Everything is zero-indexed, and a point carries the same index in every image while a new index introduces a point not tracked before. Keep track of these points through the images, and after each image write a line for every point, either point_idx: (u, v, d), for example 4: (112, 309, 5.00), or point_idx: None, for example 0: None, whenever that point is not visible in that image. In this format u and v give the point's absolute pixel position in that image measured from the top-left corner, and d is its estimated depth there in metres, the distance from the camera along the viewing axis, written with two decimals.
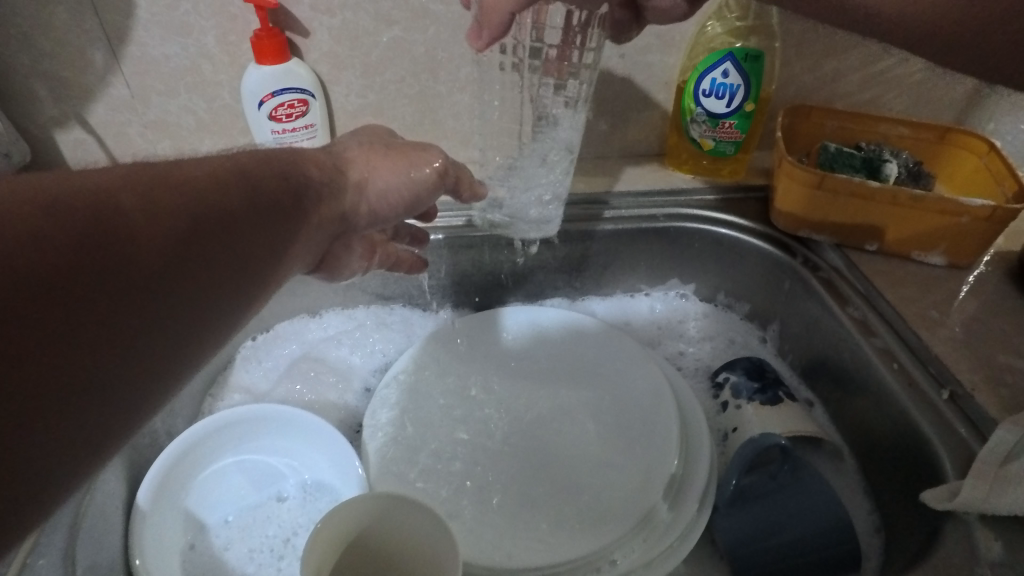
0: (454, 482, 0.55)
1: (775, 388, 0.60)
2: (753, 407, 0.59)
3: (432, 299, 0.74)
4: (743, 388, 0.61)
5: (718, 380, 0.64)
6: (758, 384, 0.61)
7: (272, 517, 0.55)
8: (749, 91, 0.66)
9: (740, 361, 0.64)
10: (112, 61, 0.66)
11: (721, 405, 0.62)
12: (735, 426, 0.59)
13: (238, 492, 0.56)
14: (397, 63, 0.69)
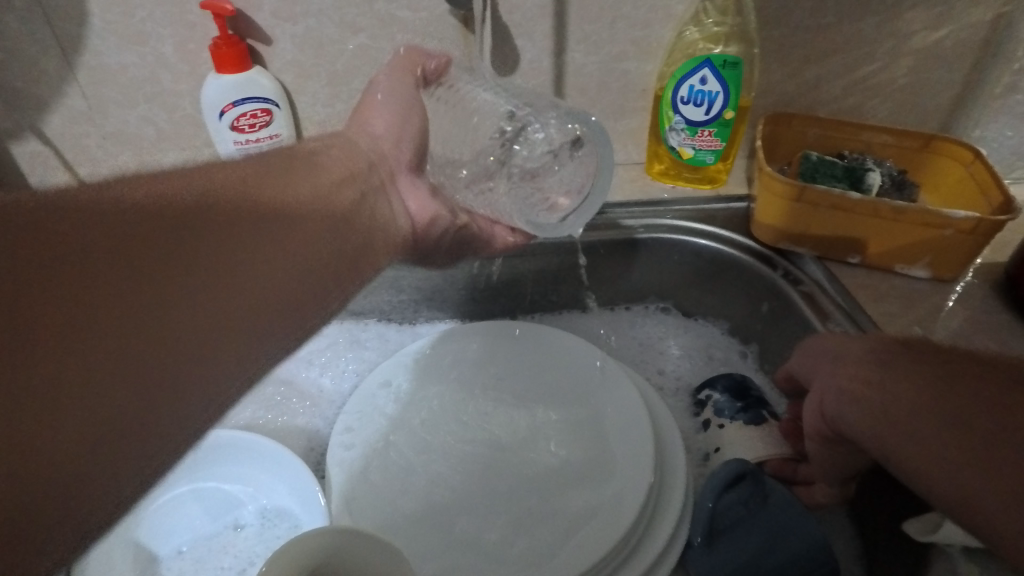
0: (418, 510, 0.52)
1: (756, 407, 0.58)
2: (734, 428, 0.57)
3: (406, 314, 0.72)
4: (725, 408, 0.59)
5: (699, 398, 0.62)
6: (741, 403, 0.59)
7: (228, 547, 0.53)
8: (729, 98, 0.64)
9: (722, 377, 0.62)
10: (67, 70, 0.63)
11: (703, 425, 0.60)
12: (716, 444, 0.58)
13: (193, 522, 0.54)
14: (365, 71, 0.66)
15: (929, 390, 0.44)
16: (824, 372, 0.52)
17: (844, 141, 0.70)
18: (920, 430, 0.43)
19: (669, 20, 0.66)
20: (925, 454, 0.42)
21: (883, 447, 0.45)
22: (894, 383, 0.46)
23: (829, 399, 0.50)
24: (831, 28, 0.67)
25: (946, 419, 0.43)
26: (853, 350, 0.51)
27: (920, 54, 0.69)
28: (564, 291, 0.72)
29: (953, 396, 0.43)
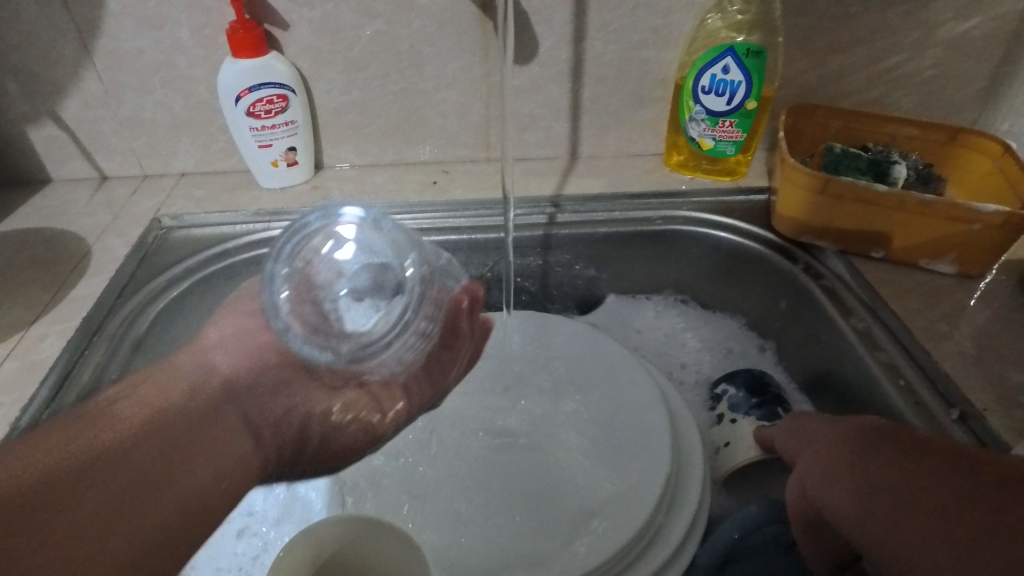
0: (432, 500, 0.52)
1: (772, 404, 0.57)
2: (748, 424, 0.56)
3: None
4: (740, 403, 0.58)
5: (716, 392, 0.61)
6: (758, 398, 0.58)
7: (244, 532, 0.54)
8: (752, 88, 0.63)
9: (741, 372, 0.61)
10: (83, 54, 0.63)
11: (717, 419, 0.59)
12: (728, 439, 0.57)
13: None
14: (381, 58, 0.66)
15: (861, 464, 0.37)
16: (797, 450, 0.45)
17: (868, 133, 0.68)
18: (890, 537, 0.32)
19: (692, 6, 0.64)
20: (903, 547, 0.32)
21: (889, 565, 0.32)
22: (835, 460, 0.39)
23: (809, 480, 0.41)
24: (858, 17, 0.65)
25: (931, 526, 0.31)
26: (816, 436, 0.44)
27: (948, 44, 0.67)
28: (579, 281, 0.71)
29: (938, 490, 0.32)
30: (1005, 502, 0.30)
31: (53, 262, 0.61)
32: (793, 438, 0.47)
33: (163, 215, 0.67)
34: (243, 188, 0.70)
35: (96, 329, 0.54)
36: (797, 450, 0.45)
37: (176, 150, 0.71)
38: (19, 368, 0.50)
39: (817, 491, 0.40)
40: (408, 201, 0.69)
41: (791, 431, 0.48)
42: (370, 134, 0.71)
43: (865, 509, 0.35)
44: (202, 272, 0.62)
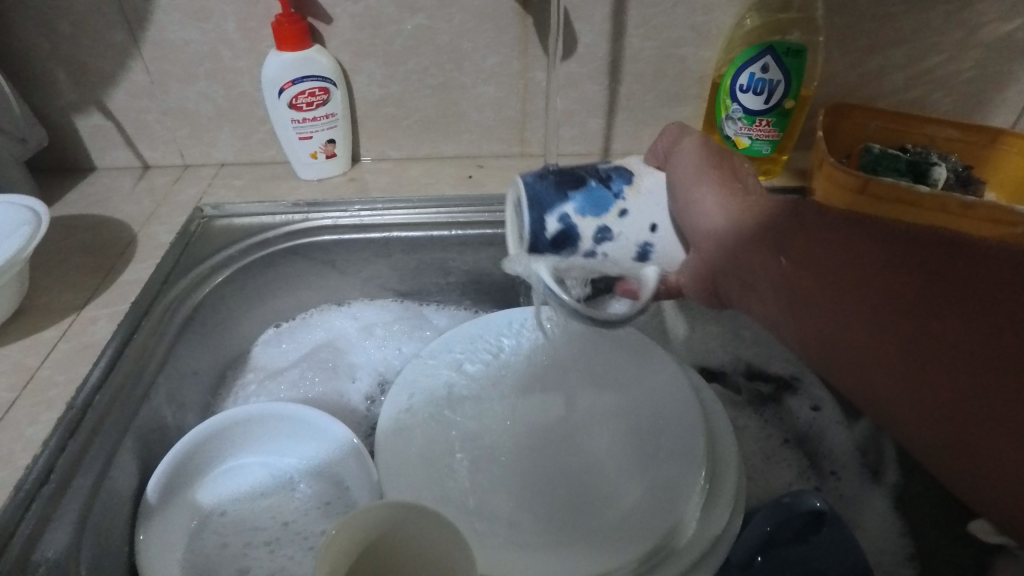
0: (469, 486, 0.52)
1: (590, 183, 0.50)
2: (625, 196, 0.50)
3: (451, 296, 0.72)
4: (591, 198, 0.49)
5: (557, 222, 0.49)
6: (586, 184, 0.50)
7: (276, 506, 0.54)
8: (789, 87, 0.63)
9: (536, 199, 0.50)
10: (131, 45, 0.64)
11: (598, 212, 0.49)
12: (625, 210, 0.50)
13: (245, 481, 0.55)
14: (421, 52, 0.66)
15: (798, 259, 0.42)
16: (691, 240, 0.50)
17: (905, 134, 0.68)
18: (814, 317, 0.39)
19: (732, 4, 0.64)
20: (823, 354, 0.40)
21: (839, 357, 0.38)
22: (753, 242, 0.45)
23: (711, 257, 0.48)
24: (900, 18, 0.65)
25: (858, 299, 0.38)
26: (714, 224, 0.47)
27: (990, 46, 0.67)
28: None
29: (908, 304, 0.36)
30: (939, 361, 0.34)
31: (101, 248, 0.62)
32: (695, 227, 0.48)
33: (204, 205, 0.68)
34: (281, 179, 0.72)
35: (144, 312, 0.55)
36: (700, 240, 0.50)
37: (217, 140, 0.72)
38: (72, 348, 0.52)
39: (752, 298, 0.45)
40: (444, 194, 0.69)
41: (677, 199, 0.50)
42: (407, 128, 0.72)
43: (785, 299, 0.42)
44: (243, 259, 0.63)
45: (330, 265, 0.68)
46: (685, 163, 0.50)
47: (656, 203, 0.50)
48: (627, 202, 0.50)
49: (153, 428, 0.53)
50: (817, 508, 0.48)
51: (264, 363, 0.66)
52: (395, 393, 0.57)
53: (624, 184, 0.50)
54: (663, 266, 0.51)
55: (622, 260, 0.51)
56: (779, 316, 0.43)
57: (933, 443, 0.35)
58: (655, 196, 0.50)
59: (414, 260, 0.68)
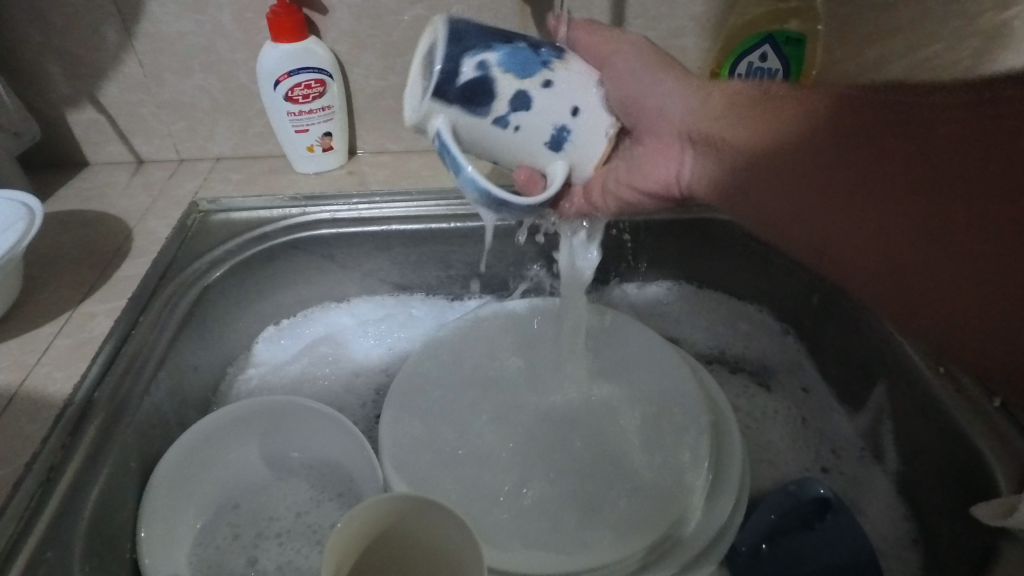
0: (473, 479, 0.52)
1: (510, 45, 0.41)
2: (554, 66, 0.42)
3: (452, 290, 0.72)
4: (518, 60, 0.41)
5: (478, 73, 0.40)
6: (508, 45, 0.41)
7: (283, 500, 0.54)
8: (789, 77, 0.63)
9: (456, 40, 0.41)
10: (125, 37, 0.63)
11: (521, 73, 0.41)
12: (551, 83, 0.42)
13: (250, 475, 0.54)
14: (419, 44, 0.66)
15: (774, 143, 0.44)
16: (658, 134, 0.52)
17: None
18: (794, 195, 0.42)
19: None
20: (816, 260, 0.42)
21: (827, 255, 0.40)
22: (722, 119, 0.48)
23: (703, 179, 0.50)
24: (898, 6, 0.65)
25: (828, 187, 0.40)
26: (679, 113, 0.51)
27: (988, 34, 0.67)
28: (611, 268, 0.71)
29: (866, 187, 0.38)
30: (922, 236, 0.36)
31: (97, 244, 0.61)
32: (656, 118, 0.51)
33: (201, 199, 0.67)
34: (279, 173, 0.71)
35: (142, 307, 0.55)
36: (661, 134, 0.52)
37: (213, 134, 0.71)
38: (72, 345, 0.51)
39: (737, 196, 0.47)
40: (443, 186, 0.69)
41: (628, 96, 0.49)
42: (406, 120, 0.72)
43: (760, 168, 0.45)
44: (243, 254, 0.62)
45: (330, 259, 0.67)
46: (629, 66, 0.50)
47: (579, 88, 0.43)
48: (552, 74, 0.42)
49: (155, 423, 0.52)
50: (821, 494, 0.48)
51: (267, 361, 0.65)
52: (398, 389, 0.57)
53: (554, 60, 0.43)
54: (571, 163, 0.45)
55: (531, 133, 0.43)
56: (746, 183, 0.46)
57: (933, 331, 0.37)
58: (578, 81, 0.43)
59: (414, 253, 0.68)
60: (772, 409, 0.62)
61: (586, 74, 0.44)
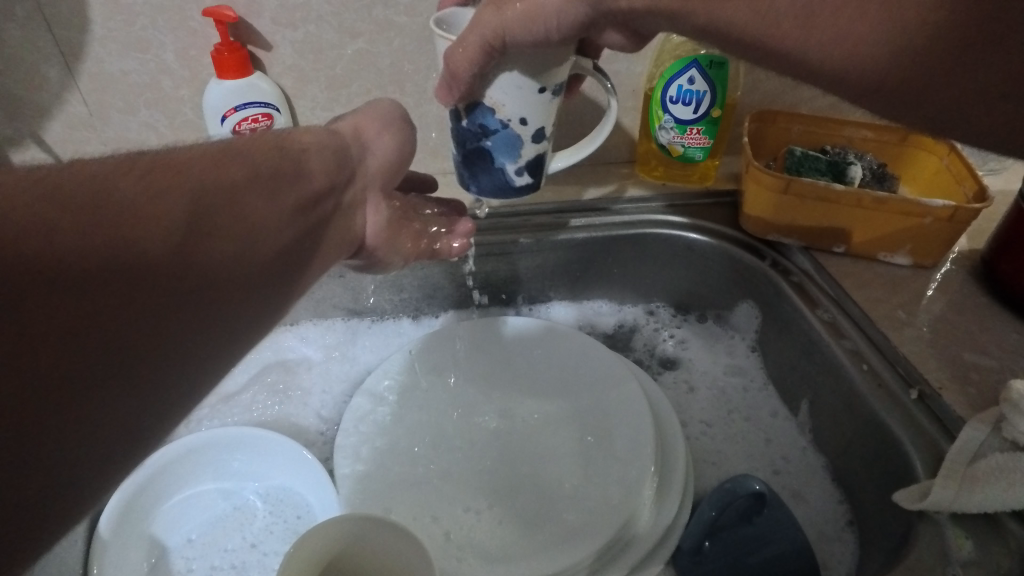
0: (428, 497, 0.54)
1: (484, 143, 0.47)
2: (500, 115, 0.45)
3: (405, 313, 0.73)
4: (502, 141, 0.47)
5: (522, 173, 0.49)
6: (486, 144, 0.47)
7: (239, 527, 0.54)
8: (716, 97, 0.66)
9: (497, 183, 0.49)
10: (68, 77, 0.64)
11: (516, 143, 0.47)
12: (520, 117, 0.45)
13: (205, 503, 0.55)
14: (363, 75, 0.68)
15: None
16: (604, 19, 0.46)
17: (825, 135, 0.72)
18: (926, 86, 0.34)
19: None
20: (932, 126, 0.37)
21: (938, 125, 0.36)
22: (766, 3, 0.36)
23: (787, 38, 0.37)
24: None
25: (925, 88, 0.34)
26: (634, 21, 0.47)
27: None
28: (559, 284, 0.74)
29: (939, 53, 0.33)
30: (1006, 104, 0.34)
31: None
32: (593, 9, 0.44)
33: None
34: None
35: None
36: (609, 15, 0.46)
37: None
38: None
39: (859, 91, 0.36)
40: None
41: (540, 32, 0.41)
42: None
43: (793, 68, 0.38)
44: None
45: None
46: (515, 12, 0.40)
47: (518, 94, 0.44)
48: (511, 116, 0.45)
49: None
50: (756, 490, 0.51)
51: (216, 393, 0.66)
52: (349, 418, 0.58)
53: (494, 114, 0.45)
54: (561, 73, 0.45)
55: (551, 122, 0.47)
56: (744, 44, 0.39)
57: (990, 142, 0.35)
58: (512, 90, 0.44)
59: (365, 278, 0.69)
60: (718, 414, 0.65)
61: (506, 82, 0.43)
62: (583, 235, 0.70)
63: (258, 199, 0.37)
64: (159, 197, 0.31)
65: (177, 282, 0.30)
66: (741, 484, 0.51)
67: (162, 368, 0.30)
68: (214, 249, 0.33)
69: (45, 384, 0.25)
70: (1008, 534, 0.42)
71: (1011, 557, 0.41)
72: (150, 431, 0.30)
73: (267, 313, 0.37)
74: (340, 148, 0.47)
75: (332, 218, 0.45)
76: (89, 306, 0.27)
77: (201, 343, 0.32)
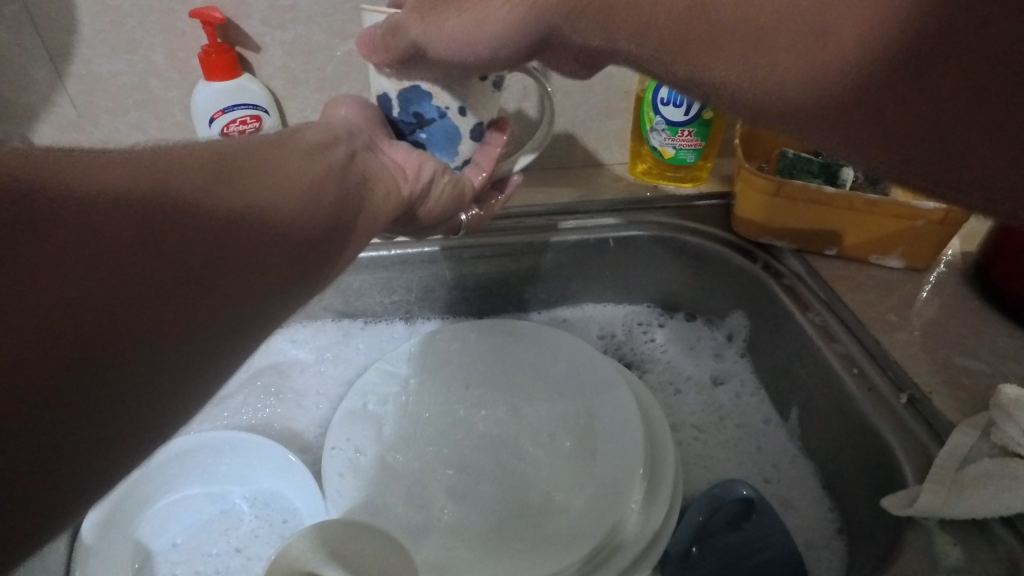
0: (417, 501, 0.53)
1: (421, 134, 0.47)
2: (437, 102, 0.45)
3: (396, 316, 0.73)
4: (439, 131, 0.47)
5: (462, 167, 0.50)
6: (421, 134, 0.47)
7: (226, 531, 0.54)
8: (707, 99, 0.66)
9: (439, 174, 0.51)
10: (57, 79, 0.64)
11: (454, 138, 0.47)
12: (458, 107, 0.45)
13: (192, 507, 0.54)
14: (353, 77, 0.68)
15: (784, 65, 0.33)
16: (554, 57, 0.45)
17: (818, 138, 0.71)
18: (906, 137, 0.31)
19: None
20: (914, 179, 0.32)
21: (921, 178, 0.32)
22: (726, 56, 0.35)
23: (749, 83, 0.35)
24: None
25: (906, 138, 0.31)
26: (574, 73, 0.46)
27: None
28: (551, 286, 0.73)
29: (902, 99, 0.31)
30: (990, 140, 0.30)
31: None
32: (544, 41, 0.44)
33: None
34: None
35: None
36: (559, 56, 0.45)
37: None
38: None
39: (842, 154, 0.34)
40: None
41: (480, 41, 0.41)
42: None
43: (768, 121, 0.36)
44: None
45: None
46: (454, 26, 0.41)
47: (454, 80, 0.43)
48: (449, 104, 0.45)
49: None
50: (744, 496, 0.51)
51: (205, 396, 0.66)
52: (339, 421, 0.57)
53: (431, 102, 0.45)
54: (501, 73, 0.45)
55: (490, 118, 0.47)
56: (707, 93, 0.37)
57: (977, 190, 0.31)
58: (450, 77, 0.43)
59: (355, 281, 0.69)
60: (709, 418, 0.65)
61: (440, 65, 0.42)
62: (574, 236, 0.69)
63: (276, 161, 0.39)
64: (172, 155, 0.33)
65: (213, 218, 0.31)
66: (731, 489, 0.51)
67: (224, 274, 0.30)
68: (241, 184, 0.34)
69: (111, 289, 0.26)
70: (997, 541, 0.42)
71: (1000, 563, 0.41)
72: (234, 347, 0.31)
73: (319, 237, 0.38)
74: (327, 125, 0.48)
75: (373, 182, 0.46)
76: (132, 223, 0.28)
77: (256, 256, 0.32)
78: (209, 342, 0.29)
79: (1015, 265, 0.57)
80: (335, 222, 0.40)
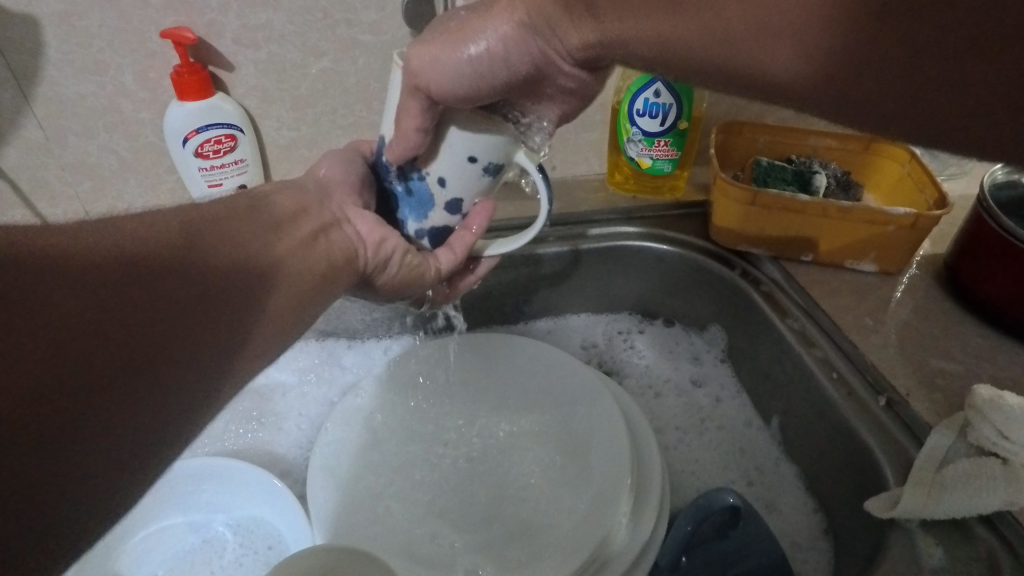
0: (405, 518, 0.53)
1: (397, 190, 0.46)
2: (423, 168, 0.43)
3: (378, 333, 0.72)
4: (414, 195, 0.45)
5: (422, 236, 0.48)
6: (397, 191, 0.46)
7: (209, 561, 0.53)
8: (682, 110, 0.67)
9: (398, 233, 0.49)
10: (21, 99, 0.62)
11: (428, 204, 0.46)
12: (440, 178, 0.43)
13: (173, 536, 0.53)
14: (328, 94, 0.67)
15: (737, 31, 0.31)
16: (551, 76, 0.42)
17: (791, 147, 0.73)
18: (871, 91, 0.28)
19: None
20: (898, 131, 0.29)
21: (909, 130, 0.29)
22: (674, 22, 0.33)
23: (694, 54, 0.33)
24: None
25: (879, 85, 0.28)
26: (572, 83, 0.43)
27: None
28: (532, 298, 0.74)
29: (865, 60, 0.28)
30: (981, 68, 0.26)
31: None
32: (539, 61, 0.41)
33: None
34: None
35: None
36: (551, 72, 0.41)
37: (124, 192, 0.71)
38: None
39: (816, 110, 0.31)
40: None
41: (485, 73, 0.39)
42: None
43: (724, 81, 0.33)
44: None
45: None
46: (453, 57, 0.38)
47: (446, 154, 0.42)
48: (432, 172, 0.43)
49: None
50: (731, 504, 0.51)
51: None
52: (323, 442, 0.57)
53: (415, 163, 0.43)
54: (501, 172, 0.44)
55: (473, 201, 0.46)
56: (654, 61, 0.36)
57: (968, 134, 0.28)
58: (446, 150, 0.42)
59: (336, 299, 0.68)
60: (693, 424, 0.65)
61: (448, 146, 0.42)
62: (552, 248, 0.70)
63: (237, 232, 0.40)
64: (143, 225, 0.35)
65: (165, 302, 0.32)
66: (718, 498, 0.51)
67: (187, 346, 0.33)
68: (197, 264, 0.35)
69: (61, 385, 0.27)
70: (977, 538, 0.43)
71: (982, 562, 0.42)
72: (170, 445, 0.31)
73: (267, 315, 0.39)
74: (301, 187, 0.48)
75: (340, 246, 0.46)
76: (89, 313, 0.29)
77: (202, 343, 0.33)
78: (151, 437, 0.30)
79: (985, 267, 0.58)
80: (288, 304, 0.41)
